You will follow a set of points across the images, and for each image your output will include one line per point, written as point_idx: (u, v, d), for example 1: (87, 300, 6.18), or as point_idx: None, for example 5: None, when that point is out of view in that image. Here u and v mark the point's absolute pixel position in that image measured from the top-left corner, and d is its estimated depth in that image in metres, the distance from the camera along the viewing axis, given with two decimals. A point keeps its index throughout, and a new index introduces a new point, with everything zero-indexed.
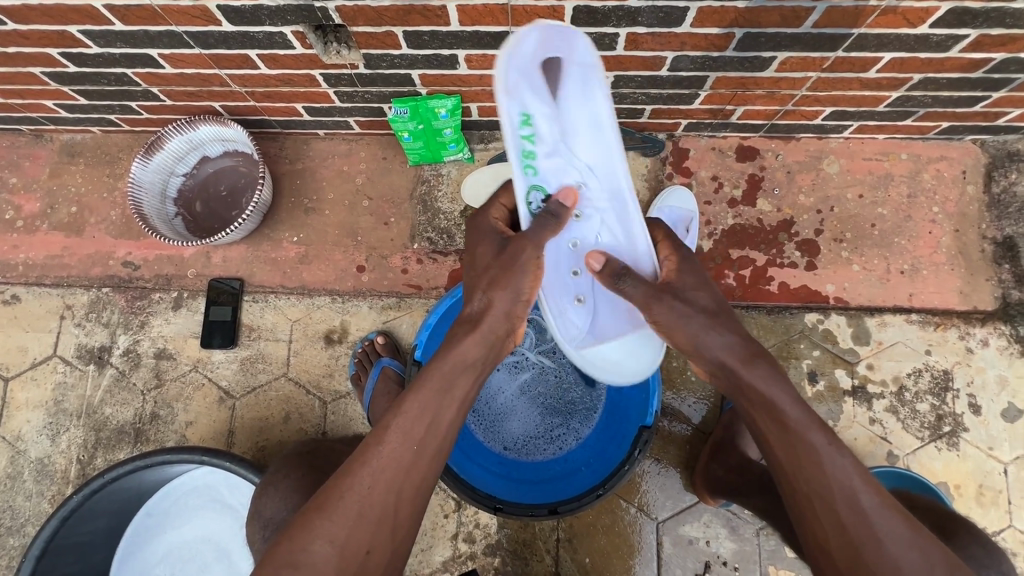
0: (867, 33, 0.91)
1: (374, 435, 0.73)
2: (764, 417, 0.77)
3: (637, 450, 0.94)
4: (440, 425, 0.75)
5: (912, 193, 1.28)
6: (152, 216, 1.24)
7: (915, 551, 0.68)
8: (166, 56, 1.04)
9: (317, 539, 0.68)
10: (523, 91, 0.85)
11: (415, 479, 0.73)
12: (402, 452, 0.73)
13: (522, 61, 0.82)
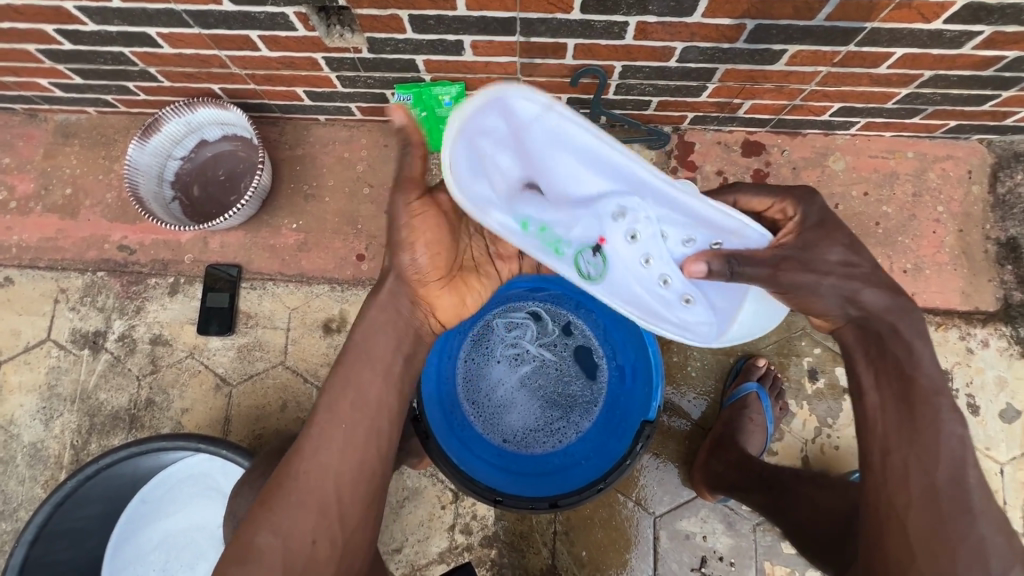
0: (880, 28, 0.90)
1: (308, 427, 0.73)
2: (891, 372, 0.74)
3: (638, 444, 0.93)
4: (365, 400, 0.74)
5: (917, 192, 1.27)
6: (148, 200, 1.22)
7: (1001, 536, 0.67)
8: (164, 35, 1.01)
9: (261, 531, 0.68)
10: (503, 204, 0.73)
11: (354, 458, 0.72)
12: (334, 434, 0.72)
13: (480, 199, 0.70)
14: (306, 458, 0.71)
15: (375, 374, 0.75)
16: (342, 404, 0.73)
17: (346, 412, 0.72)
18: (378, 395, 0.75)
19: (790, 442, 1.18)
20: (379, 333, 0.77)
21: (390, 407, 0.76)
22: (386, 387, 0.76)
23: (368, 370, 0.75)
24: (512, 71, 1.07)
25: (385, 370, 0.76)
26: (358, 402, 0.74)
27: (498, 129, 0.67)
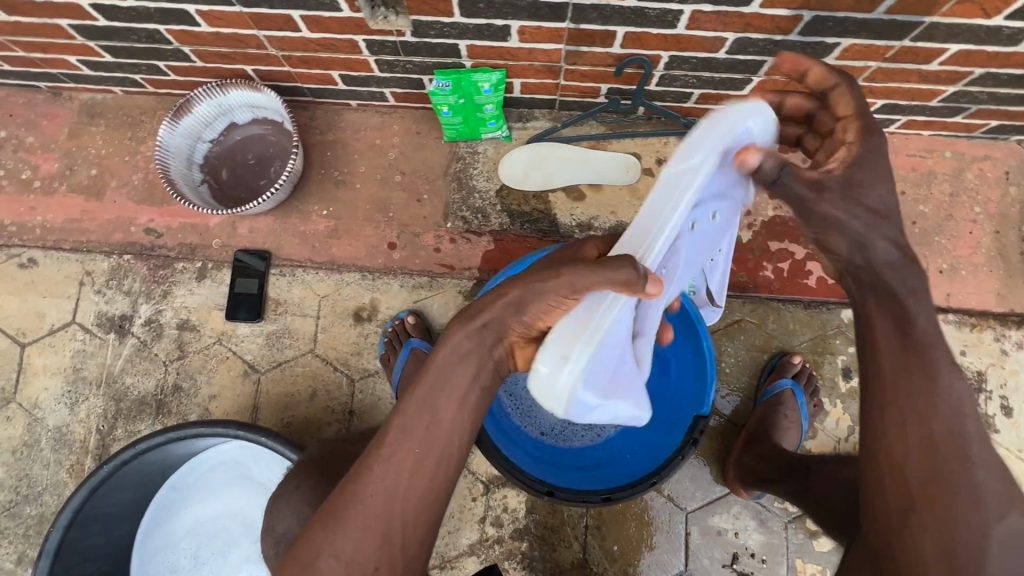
0: (939, 23, 0.89)
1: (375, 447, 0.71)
2: (887, 319, 0.69)
3: (692, 439, 0.93)
4: (438, 426, 0.72)
5: (954, 192, 1.26)
6: (179, 182, 1.20)
7: (1000, 481, 0.65)
8: (204, 13, 0.99)
9: (321, 556, 0.67)
10: (616, 385, 0.76)
11: (422, 482, 0.70)
12: (403, 460, 0.70)
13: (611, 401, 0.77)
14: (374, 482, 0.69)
15: (451, 400, 0.72)
16: (414, 431, 0.70)
17: (419, 437, 0.70)
18: (450, 420, 0.72)
19: (823, 440, 1.18)
20: (459, 361, 0.73)
21: (460, 431, 0.73)
22: (460, 412, 0.73)
23: (444, 396, 0.72)
24: (556, 59, 1.06)
25: (461, 397, 0.73)
26: (431, 430, 0.71)
27: (590, 418, 0.76)
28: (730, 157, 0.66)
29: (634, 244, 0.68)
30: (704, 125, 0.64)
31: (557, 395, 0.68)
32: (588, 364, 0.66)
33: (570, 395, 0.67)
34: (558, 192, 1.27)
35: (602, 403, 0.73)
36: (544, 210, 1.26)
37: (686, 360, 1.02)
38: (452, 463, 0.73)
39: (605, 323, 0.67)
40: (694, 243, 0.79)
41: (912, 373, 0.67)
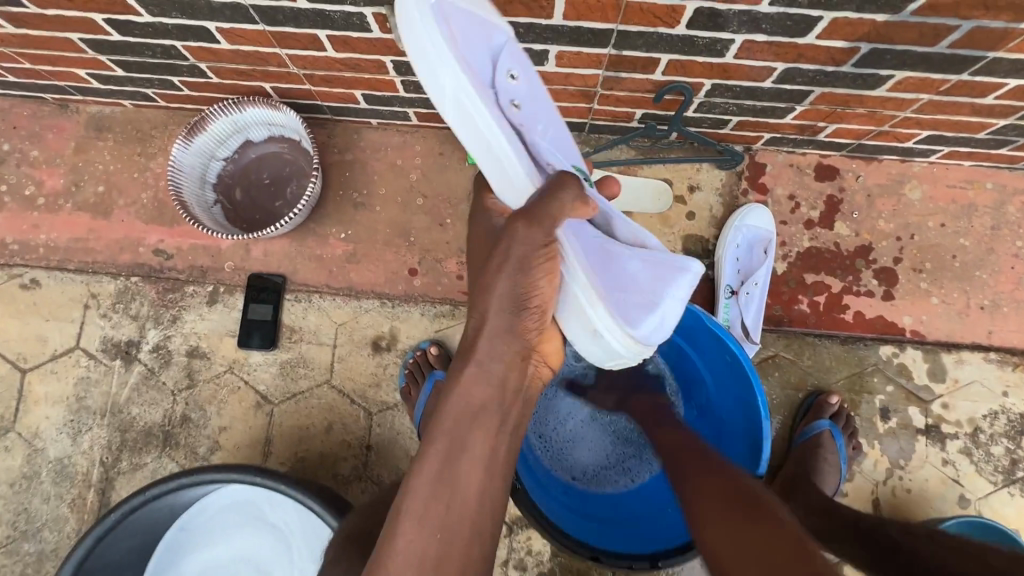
0: (1002, 58, 0.84)
1: (387, 534, 0.60)
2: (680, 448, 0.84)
3: None
4: (463, 498, 0.63)
5: (996, 225, 1.22)
6: (191, 203, 1.15)
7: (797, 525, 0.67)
8: (224, 31, 0.94)
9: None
10: (648, 286, 0.70)
11: (456, 565, 0.60)
12: (427, 542, 0.60)
13: (660, 291, 0.70)
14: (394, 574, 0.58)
15: (474, 465, 0.64)
16: (437, 506, 0.61)
17: (442, 513, 0.61)
18: (478, 487, 0.64)
19: (860, 482, 1.13)
20: (474, 414, 0.65)
21: (490, 499, 0.65)
22: (487, 476, 0.65)
23: (465, 460, 0.64)
24: (592, 84, 1.01)
25: (485, 456, 0.65)
26: (455, 502, 0.62)
27: (665, 333, 0.71)
28: (453, 30, 0.50)
29: (516, 195, 0.58)
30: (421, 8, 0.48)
31: (629, 343, 0.61)
32: (599, 298, 0.60)
33: (628, 334, 0.61)
34: None
35: (659, 308, 0.68)
36: None
37: (738, 410, 0.95)
38: (486, 534, 0.64)
39: (576, 262, 0.61)
40: (546, 122, 0.67)
41: (722, 497, 0.71)
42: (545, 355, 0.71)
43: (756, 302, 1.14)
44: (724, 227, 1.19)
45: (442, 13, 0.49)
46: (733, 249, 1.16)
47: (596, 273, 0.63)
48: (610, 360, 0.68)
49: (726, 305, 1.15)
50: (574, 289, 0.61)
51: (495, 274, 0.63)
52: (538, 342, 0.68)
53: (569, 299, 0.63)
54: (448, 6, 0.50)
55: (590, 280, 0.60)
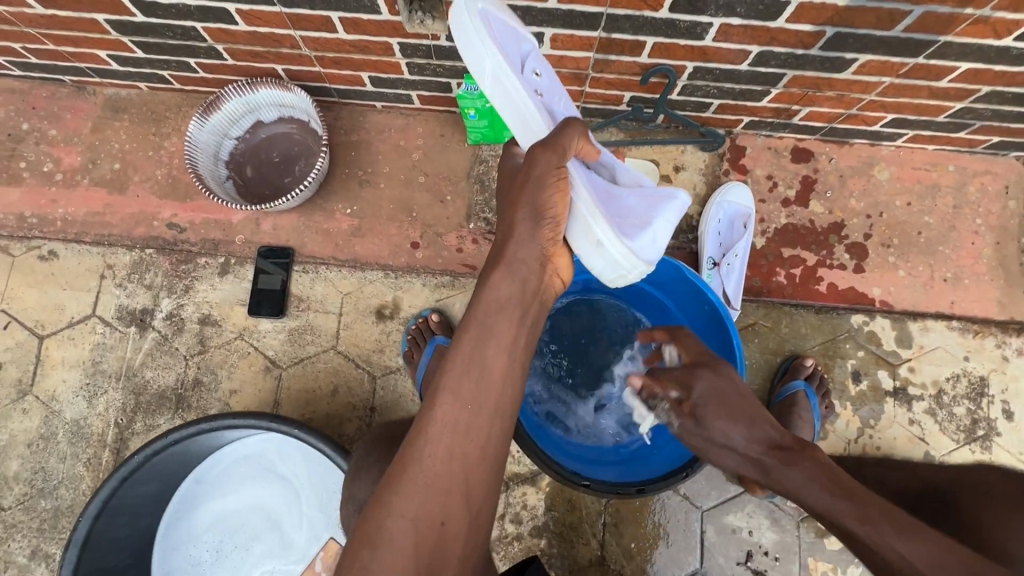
0: (952, 42, 0.94)
1: (426, 402, 0.70)
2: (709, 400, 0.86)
3: None
4: (488, 379, 0.72)
5: (957, 204, 1.32)
6: (206, 178, 1.21)
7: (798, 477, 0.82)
8: (243, 12, 1.01)
9: (390, 516, 0.64)
10: (642, 212, 0.83)
11: (479, 437, 0.70)
12: (458, 415, 0.69)
13: (652, 214, 0.83)
14: (430, 440, 0.68)
15: (499, 353, 0.73)
16: (466, 383, 0.70)
17: (470, 391, 0.70)
18: (501, 372, 0.73)
19: (834, 441, 1.21)
20: (501, 309, 0.75)
21: (512, 383, 0.74)
22: (511, 361, 0.74)
23: (492, 346, 0.73)
24: (584, 67, 1.09)
25: (509, 345, 0.74)
26: (482, 383, 0.71)
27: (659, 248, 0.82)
28: (493, 31, 0.73)
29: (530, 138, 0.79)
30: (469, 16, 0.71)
31: (625, 253, 0.75)
32: (598, 213, 0.75)
33: (624, 245, 0.74)
34: None
35: (651, 225, 0.80)
36: None
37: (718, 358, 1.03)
38: (507, 415, 0.73)
39: (583, 191, 0.76)
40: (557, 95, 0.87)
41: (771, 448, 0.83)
42: (556, 267, 0.82)
43: (735, 275, 1.22)
44: (707, 203, 1.27)
45: (488, 19, 0.73)
46: (716, 223, 1.25)
47: (597, 199, 0.78)
48: (614, 275, 0.81)
49: (709, 276, 1.23)
50: (580, 210, 0.76)
51: (520, 189, 0.75)
52: (553, 251, 0.80)
53: (576, 220, 0.78)
54: (491, 17, 0.74)
55: (591, 198, 0.76)
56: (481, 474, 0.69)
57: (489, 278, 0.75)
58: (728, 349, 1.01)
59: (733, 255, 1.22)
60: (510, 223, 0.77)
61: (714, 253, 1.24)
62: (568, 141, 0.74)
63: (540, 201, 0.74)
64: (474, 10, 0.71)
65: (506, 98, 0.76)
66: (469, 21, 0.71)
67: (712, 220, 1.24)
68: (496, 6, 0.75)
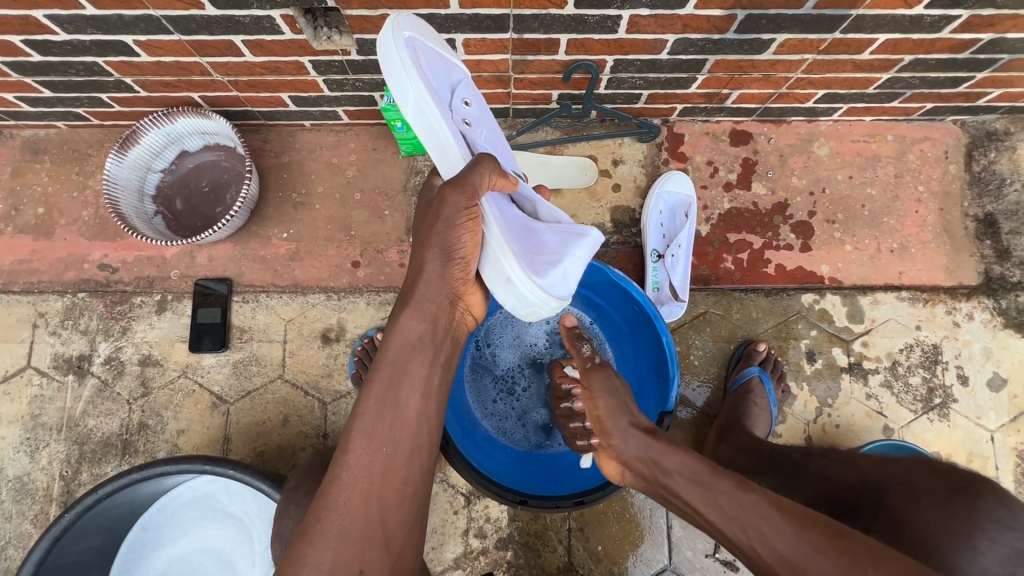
0: (865, 15, 0.92)
1: (339, 447, 0.67)
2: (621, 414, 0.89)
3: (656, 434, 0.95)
4: (404, 420, 0.70)
5: (898, 173, 1.31)
6: (130, 215, 1.17)
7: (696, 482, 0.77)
8: (142, 43, 0.97)
9: (306, 568, 0.60)
10: (552, 248, 0.81)
11: (396, 480, 0.68)
12: (372, 458, 0.67)
13: (561, 252, 0.81)
14: (342, 486, 0.65)
15: (413, 393, 0.71)
16: (381, 425, 0.68)
17: (384, 434, 0.68)
18: (416, 412, 0.71)
19: (792, 424, 1.21)
20: (412, 349, 0.73)
21: (429, 421, 0.73)
22: (426, 401, 0.73)
23: (407, 386, 0.71)
24: (504, 69, 1.07)
25: (424, 384, 0.73)
26: (398, 423, 0.70)
27: (566, 287, 0.81)
28: (420, 59, 0.73)
29: (448, 167, 0.77)
30: (398, 45, 0.70)
31: (533, 290, 0.73)
32: (509, 249, 0.72)
33: (533, 282, 0.72)
34: None
35: (563, 264, 0.80)
36: None
37: (646, 357, 1.09)
38: (425, 453, 0.72)
39: (497, 226, 0.73)
40: (487, 129, 0.89)
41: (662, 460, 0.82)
42: (470, 304, 0.82)
43: (680, 268, 1.20)
44: (647, 195, 1.26)
45: (414, 47, 0.73)
46: (659, 213, 1.23)
47: (511, 236, 0.76)
48: (528, 312, 0.79)
49: (655, 268, 1.22)
50: (492, 247, 0.74)
51: (429, 229, 0.74)
52: (464, 290, 0.79)
53: (489, 256, 0.75)
54: (419, 45, 0.74)
55: (504, 236, 0.73)
56: (399, 516, 0.67)
57: (397, 319, 0.74)
58: (655, 349, 1.05)
59: (676, 244, 1.20)
60: (419, 262, 0.75)
61: (658, 244, 1.23)
62: (480, 180, 0.70)
63: (450, 240, 0.72)
64: (398, 33, 0.70)
65: (426, 128, 0.74)
66: (394, 47, 0.70)
67: (654, 211, 1.23)
68: (426, 35, 0.75)
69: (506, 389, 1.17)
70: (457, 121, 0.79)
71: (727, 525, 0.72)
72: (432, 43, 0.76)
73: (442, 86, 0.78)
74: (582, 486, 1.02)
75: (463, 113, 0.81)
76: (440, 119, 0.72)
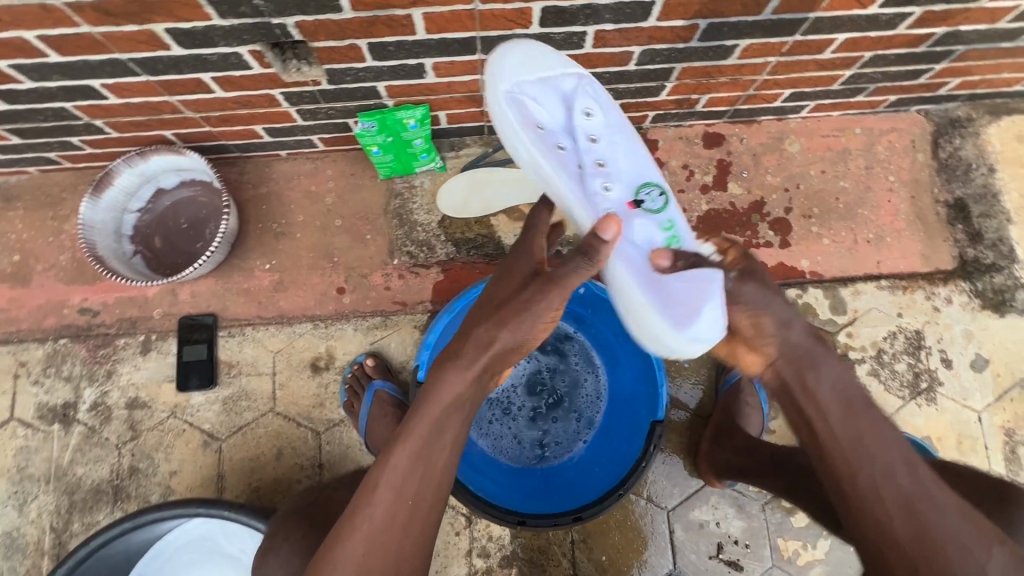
0: (822, 17, 0.95)
1: (365, 494, 0.73)
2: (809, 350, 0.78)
3: (652, 445, 0.95)
4: (432, 476, 0.75)
5: (869, 165, 1.34)
6: (108, 258, 1.16)
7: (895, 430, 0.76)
8: (109, 86, 0.97)
9: None
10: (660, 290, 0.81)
11: (414, 532, 0.74)
12: (395, 510, 0.73)
13: (676, 291, 0.79)
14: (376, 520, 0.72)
15: (443, 455, 0.76)
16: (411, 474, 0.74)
17: (410, 489, 0.74)
18: (444, 467, 0.76)
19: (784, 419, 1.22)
20: (451, 412, 0.76)
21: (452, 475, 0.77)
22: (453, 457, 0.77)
23: (439, 448, 0.76)
24: (475, 89, 1.08)
25: (454, 446, 0.77)
26: (425, 480, 0.74)
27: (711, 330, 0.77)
28: (523, 110, 0.86)
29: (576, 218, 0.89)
30: (492, 99, 0.86)
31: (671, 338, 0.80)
32: (645, 297, 0.81)
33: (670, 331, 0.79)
34: (499, 214, 1.28)
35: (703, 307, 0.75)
36: (487, 234, 1.26)
37: (634, 361, 1.08)
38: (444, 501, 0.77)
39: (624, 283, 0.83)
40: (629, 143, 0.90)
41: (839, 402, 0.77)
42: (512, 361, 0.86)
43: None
44: None
45: (514, 97, 0.87)
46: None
47: (638, 277, 0.83)
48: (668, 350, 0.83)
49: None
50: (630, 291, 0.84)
51: (498, 316, 0.77)
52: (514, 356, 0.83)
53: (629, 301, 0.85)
54: (520, 96, 0.87)
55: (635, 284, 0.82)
56: (413, 561, 0.74)
57: (443, 381, 0.76)
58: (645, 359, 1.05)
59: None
60: (477, 333, 0.77)
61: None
62: (575, 278, 0.76)
63: (526, 332, 0.77)
64: (501, 90, 0.86)
65: (541, 177, 0.87)
66: (501, 108, 0.86)
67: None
68: (523, 74, 0.87)
69: (500, 408, 1.14)
70: (581, 160, 0.88)
71: (865, 461, 0.74)
72: (529, 87, 0.87)
73: (551, 118, 0.88)
74: (578, 501, 1.03)
75: (588, 140, 0.89)
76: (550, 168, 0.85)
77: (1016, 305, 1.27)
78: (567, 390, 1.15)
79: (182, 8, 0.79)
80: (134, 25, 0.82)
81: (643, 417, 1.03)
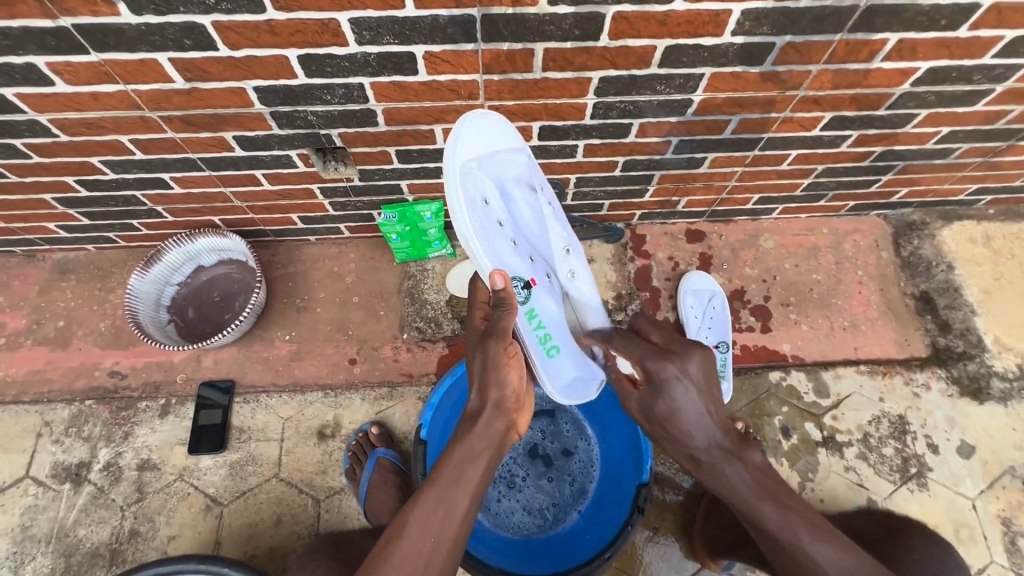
0: (774, 137, 1.13)
1: (394, 530, 0.74)
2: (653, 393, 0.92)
3: (639, 507, 1.05)
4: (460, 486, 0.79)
5: (838, 260, 1.48)
6: (146, 324, 1.28)
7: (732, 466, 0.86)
8: (177, 179, 1.15)
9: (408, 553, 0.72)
10: None
11: (442, 545, 0.73)
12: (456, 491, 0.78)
13: None
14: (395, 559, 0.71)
15: (469, 460, 0.81)
16: (440, 493, 0.77)
17: (441, 517, 0.75)
18: (470, 486, 0.79)
19: None
20: (465, 456, 0.81)
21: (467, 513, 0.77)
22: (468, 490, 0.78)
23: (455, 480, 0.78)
24: None
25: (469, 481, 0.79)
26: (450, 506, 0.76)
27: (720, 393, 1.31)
28: (700, 300, 1.39)
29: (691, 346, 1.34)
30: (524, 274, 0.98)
31: None
32: None
33: None
34: None
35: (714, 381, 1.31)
36: None
37: (622, 433, 1.17)
38: (454, 550, 0.75)
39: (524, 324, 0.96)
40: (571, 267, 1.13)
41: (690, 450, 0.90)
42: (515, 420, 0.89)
43: (524, 183, 1.00)
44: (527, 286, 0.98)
45: (691, 292, 1.39)
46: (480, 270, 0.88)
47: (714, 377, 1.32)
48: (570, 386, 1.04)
49: (537, 336, 0.98)
50: None
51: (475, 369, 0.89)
52: (512, 410, 0.88)
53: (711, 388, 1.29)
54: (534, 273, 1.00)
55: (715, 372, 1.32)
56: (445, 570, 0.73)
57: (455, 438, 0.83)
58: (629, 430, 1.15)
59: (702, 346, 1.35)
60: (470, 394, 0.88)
61: (496, 210, 0.94)
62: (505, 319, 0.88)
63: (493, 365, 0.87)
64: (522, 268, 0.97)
65: (703, 334, 1.36)
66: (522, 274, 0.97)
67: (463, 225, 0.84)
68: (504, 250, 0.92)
69: (505, 482, 1.20)
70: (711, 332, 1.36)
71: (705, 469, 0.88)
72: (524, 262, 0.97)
73: (686, 299, 1.38)
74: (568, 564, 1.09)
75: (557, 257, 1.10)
76: (687, 324, 1.36)
77: (993, 393, 1.33)
78: (558, 458, 1.22)
79: (251, 121, 0.99)
80: (209, 133, 1.02)
81: (631, 486, 1.12)
